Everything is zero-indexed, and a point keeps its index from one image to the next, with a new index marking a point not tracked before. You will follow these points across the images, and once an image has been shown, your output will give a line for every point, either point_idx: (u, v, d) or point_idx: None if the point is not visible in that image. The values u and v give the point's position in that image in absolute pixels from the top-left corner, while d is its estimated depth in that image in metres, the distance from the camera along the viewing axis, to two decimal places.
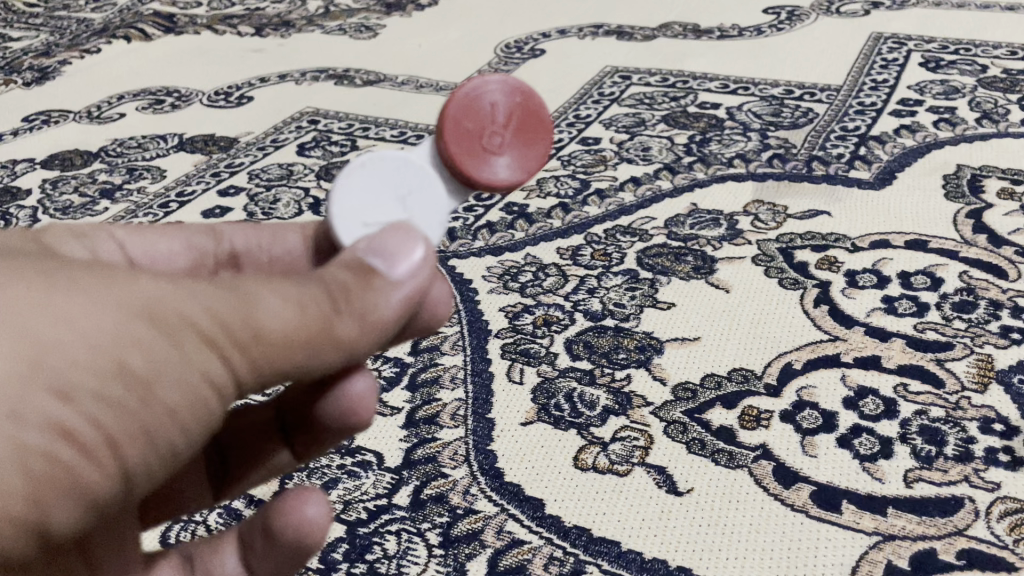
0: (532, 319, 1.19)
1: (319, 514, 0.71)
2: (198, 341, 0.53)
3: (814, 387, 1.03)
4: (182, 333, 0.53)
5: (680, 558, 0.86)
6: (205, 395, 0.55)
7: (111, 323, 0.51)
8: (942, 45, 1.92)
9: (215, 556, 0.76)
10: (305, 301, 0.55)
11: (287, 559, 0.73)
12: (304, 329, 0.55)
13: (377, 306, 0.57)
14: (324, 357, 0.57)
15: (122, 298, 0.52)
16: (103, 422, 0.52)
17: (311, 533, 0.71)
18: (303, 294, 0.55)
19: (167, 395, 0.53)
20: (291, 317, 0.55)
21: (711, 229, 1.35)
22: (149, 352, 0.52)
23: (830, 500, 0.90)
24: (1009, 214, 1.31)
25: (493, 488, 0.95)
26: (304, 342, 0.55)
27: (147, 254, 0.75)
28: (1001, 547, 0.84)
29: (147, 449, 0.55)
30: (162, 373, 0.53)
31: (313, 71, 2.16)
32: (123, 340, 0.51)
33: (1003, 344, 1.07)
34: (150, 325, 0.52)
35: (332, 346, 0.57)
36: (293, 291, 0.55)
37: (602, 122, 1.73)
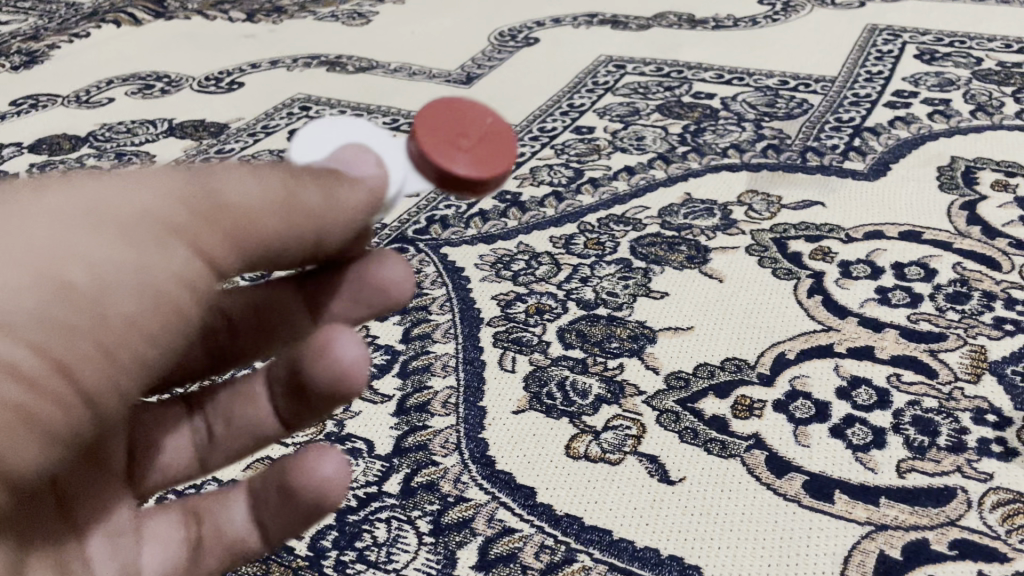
0: (525, 307, 1.18)
1: (336, 469, 0.67)
2: (150, 235, 0.51)
3: (807, 376, 1.03)
4: (130, 227, 0.50)
5: (671, 547, 0.86)
6: (171, 293, 0.53)
7: (46, 237, 0.48)
8: (937, 38, 1.92)
9: (222, 512, 0.71)
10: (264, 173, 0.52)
11: (304, 517, 0.68)
12: (265, 203, 0.52)
13: (344, 195, 0.53)
14: (300, 239, 0.54)
15: (55, 203, 0.50)
16: (60, 343, 0.49)
17: (332, 490, 0.67)
18: (261, 168, 0.52)
19: (126, 299, 0.51)
20: (247, 196, 0.52)
21: (705, 218, 1.34)
22: (94, 260, 0.49)
23: (823, 489, 0.90)
24: (1003, 206, 1.30)
25: (484, 476, 0.95)
26: (266, 217, 0.52)
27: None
28: (994, 538, 0.84)
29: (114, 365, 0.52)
30: (116, 279, 0.50)
31: (305, 57, 2.14)
32: (62, 248, 0.49)
33: (997, 335, 1.07)
34: (96, 229, 0.49)
35: (302, 222, 0.53)
36: (248, 167, 0.52)
37: (596, 111, 1.72)
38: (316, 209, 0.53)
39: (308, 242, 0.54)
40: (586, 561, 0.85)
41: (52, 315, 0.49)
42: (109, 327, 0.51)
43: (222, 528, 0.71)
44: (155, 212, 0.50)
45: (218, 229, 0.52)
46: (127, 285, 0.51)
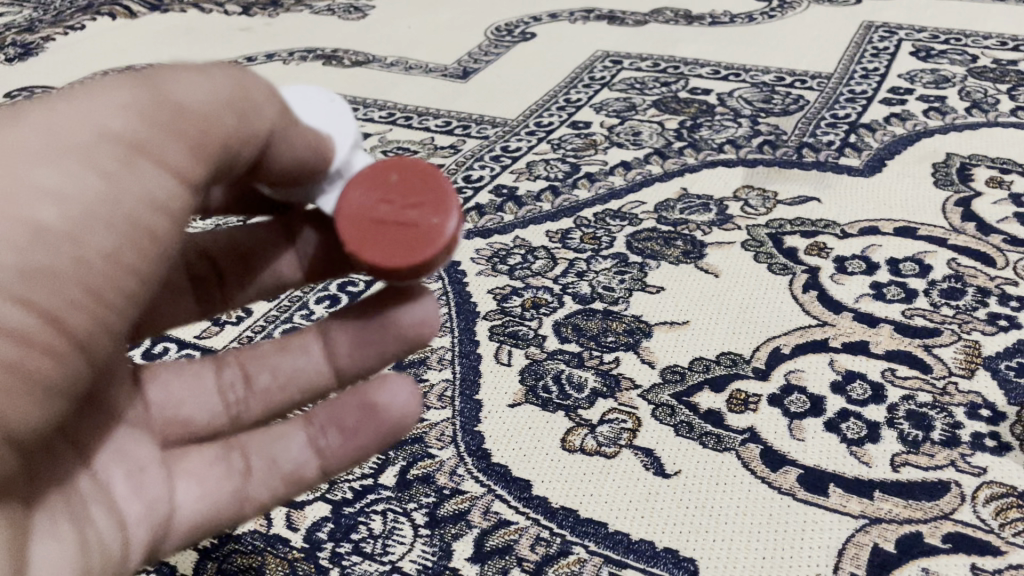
0: (521, 301, 1.19)
1: (405, 399, 0.66)
2: (115, 157, 0.48)
3: (802, 371, 1.03)
4: (97, 147, 0.48)
5: (667, 540, 0.86)
6: (154, 215, 0.51)
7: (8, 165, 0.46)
8: (933, 35, 1.92)
9: (277, 440, 0.66)
10: (213, 86, 0.51)
11: (379, 438, 0.67)
12: (217, 105, 0.50)
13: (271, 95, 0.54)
14: (253, 140, 0.53)
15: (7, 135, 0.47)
16: (56, 271, 0.47)
17: (407, 413, 0.66)
18: (206, 78, 0.51)
19: (106, 223, 0.49)
20: (199, 96, 0.50)
21: (701, 214, 1.34)
22: (66, 180, 0.47)
23: (818, 483, 0.90)
24: (998, 202, 1.31)
25: (480, 469, 0.95)
26: (224, 121, 0.51)
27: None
28: (987, 531, 0.84)
29: (89, 305, 0.49)
30: (93, 204, 0.48)
31: (301, 51, 2.14)
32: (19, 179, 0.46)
33: (991, 331, 1.07)
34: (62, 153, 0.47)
35: (254, 124, 0.52)
36: (190, 76, 0.50)
37: (593, 106, 1.72)
38: (266, 110, 0.53)
39: (262, 146, 0.53)
40: (582, 553, 0.85)
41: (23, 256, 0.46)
42: (101, 264, 0.49)
43: (278, 459, 0.66)
44: (114, 131, 0.48)
45: (179, 139, 0.50)
46: (101, 216, 0.48)
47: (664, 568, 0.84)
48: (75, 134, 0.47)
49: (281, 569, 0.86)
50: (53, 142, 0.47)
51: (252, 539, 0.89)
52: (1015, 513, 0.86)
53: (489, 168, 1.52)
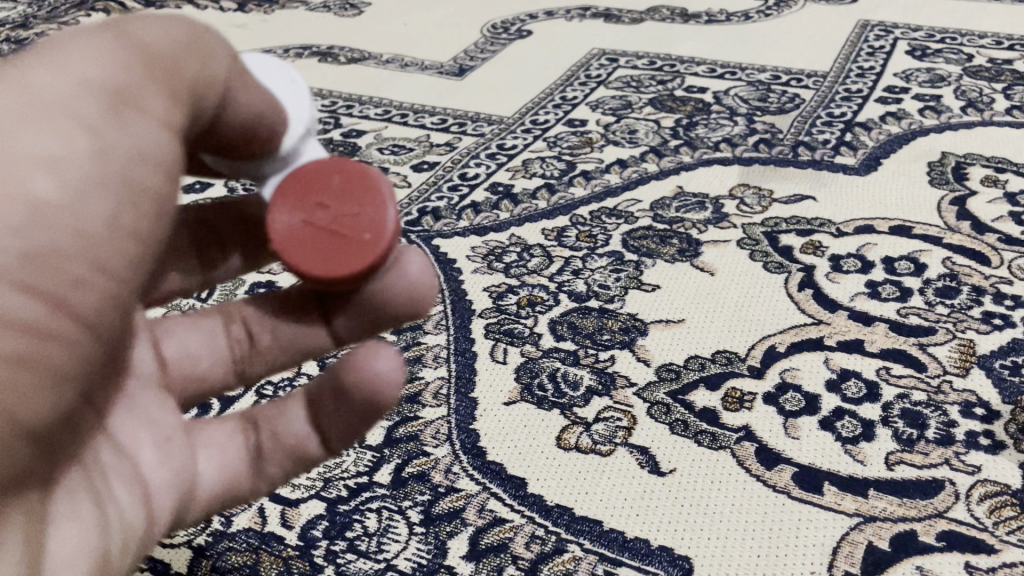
0: (516, 299, 1.18)
1: (393, 367, 0.64)
2: (101, 111, 0.48)
3: (797, 369, 1.03)
4: (79, 98, 0.47)
5: (663, 538, 0.86)
6: (149, 175, 0.50)
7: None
8: (928, 34, 1.93)
9: (280, 415, 0.68)
10: (164, 36, 0.51)
11: (357, 415, 0.65)
12: (180, 48, 0.52)
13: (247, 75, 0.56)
14: (215, 88, 0.54)
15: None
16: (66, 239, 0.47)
17: (385, 386, 0.64)
18: (154, 27, 0.51)
19: (109, 188, 0.48)
20: (162, 40, 0.51)
21: (696, 212, 1.34)
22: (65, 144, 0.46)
23: (813, 481, 0.90)
24: (992, 201, 1.31)
25: (475, 466, 0.95)
26: (191, 63, 0.52)
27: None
28: (981, 529, 0.84)
29: (103, 275, 0.49)
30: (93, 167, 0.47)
31: (296, 48, 2.13)
32: (7, 142, 0.44)
33: (985, 329, 1.07)
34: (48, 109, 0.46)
35: (216, 69, 0.54)
36: (142, 28, 0.51)
37: (589, 104, 1.72)
38: (218, 58, 0.54)
39: (221, 95, 0.55)
40: (577, 551, 0.85)
41: (31, 232, 0.45)
42: (103, 231, 0.48)
43: (281, 433, 0.68)
44: (95, 80, 0.48)
45: (158, 89, 0.50)
46: (101, 174, 0.48)
47: (659, 566, 0.84)
48: (56, 85, 0.46)
49: (275, 567, 0.86)
50: (33, 103, 0.45)
51: (247, 537, 0.88)
52: (1009, 511, 0.86)
53: (485, 165, 1.52)
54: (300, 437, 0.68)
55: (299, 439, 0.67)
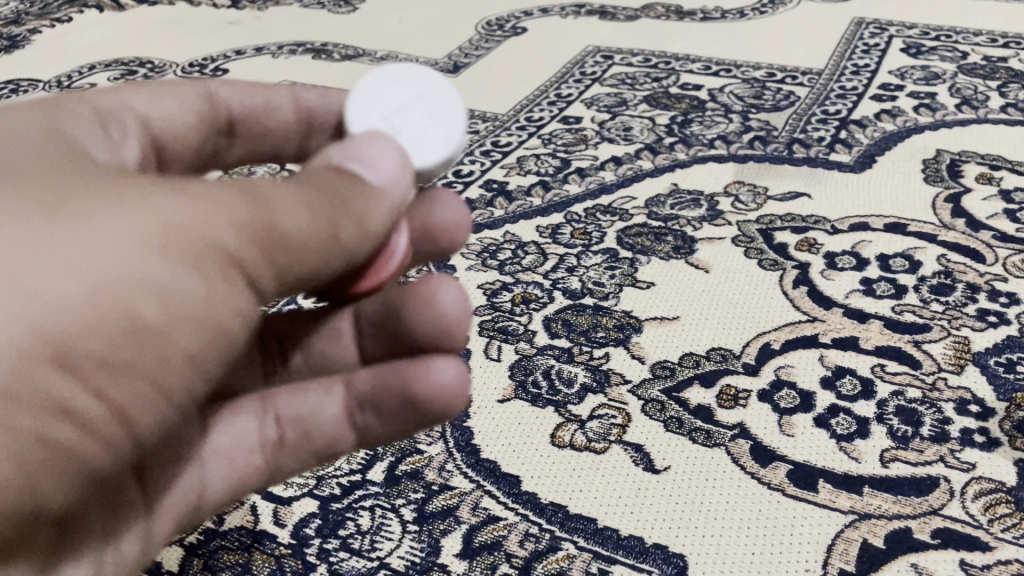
0: (511, 296, 1.18)
1: (454, 374, 0.71)
2: (208, 269, 0.56)
3: (792, 366, 1.03)
4: (197, 253, 0.56)
5: (656, 535, 0.86)
6: (223, 316, 0.59)
7: (127, 251, 0.54)
8: (923, 31, 1.92)
9: (320, 412, 0.75)
10: (314, 202, 0.58)
11: (421, 421, 0.73)
12: (314, 233, 0.58)
13: (368, 212, 0.60)
14: (325, 270, 0.61)
15: (138, 226, 0.54)
16: (120, 381, 0.55)
17: (454, 396, 0.72)
18: (308, 195, 0.59)
19: (182, 334, 0.57)
20: (303, 217, 0.58)
21: (691, 209, 1.34)
22: (163, 299, 0.55)
23: (807, 479, 0.90)
24: (987, 199, 1.31)
25: (469, 464, 0.94)
26: (314, 246, 0.59)
27: (165, 125, 0.77)
28: (976, 527, 0.84)
29: (158, 395, 0.58)
30: (175, 318, 0.56)
31: (290, 45, 2.13)
32: (126, 270, 0.54)
33: (980, 327, 1.07)
34: (172, 245, 0.55)
35: (337, 252, 0.60)
36: (299, 194, 0.58)
37: (584, 101, 1.72)
38: (344, 245, 0.60)
39: (336, 266, 0.61)
40: (571, 549, 0.85)
41: (116, 347, 0.54)
42: (160, 368, 0.57)
43: (328, 419, 0.75)
44: (221, 244, 0.56)
45: (264, 267, 0.58)
46: (178, 318, 0.56)
47: (653, 564, 0.83)
48: (190, 231, 0.55)
49: (267, 565, 0.85)
50: (161, 247, 0.54)
51: (239, 535, 0.88)
52: (1003, 508, 0.86)
53: (480, 162, 1.52)
54: (335, 434, 0.76)
55: (332, 436, 0.76)
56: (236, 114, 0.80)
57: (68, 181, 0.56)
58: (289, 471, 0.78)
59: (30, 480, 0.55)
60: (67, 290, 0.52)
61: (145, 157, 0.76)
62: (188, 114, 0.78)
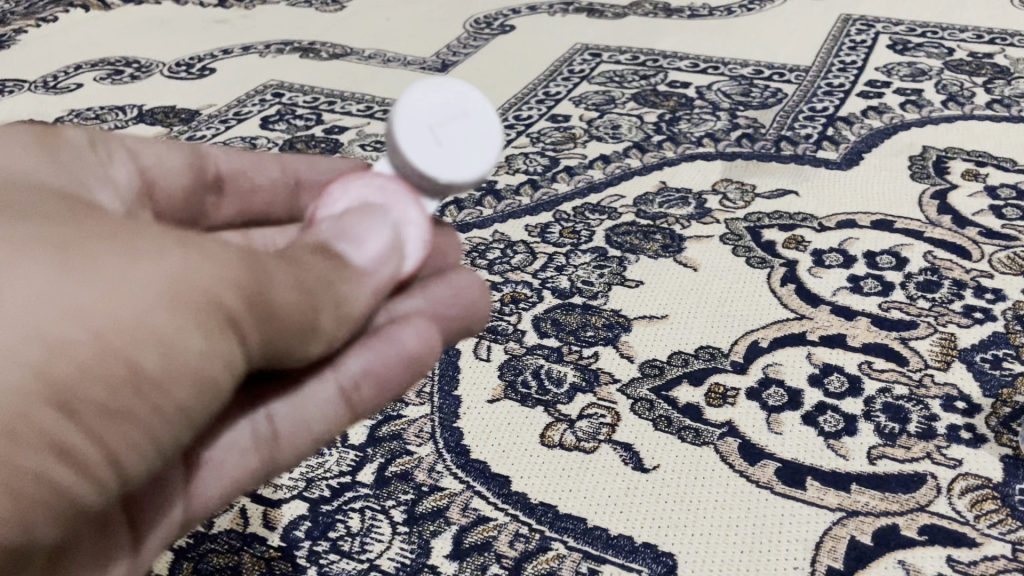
0: (500, 296, 1.19)
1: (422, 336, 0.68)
2: (212, 327, 0.50)
3: (780, 364, 1.04)
4: (202, 311, 0.50)
5: (645, 534, 0.86)
6: (216, 379, 0.52)
7: (129, 303, 0.47)
8: (909, 28, 1.93)
9: (303, 404, 0.67)
10: (306, 279, 0.54)
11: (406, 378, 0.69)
12: (304, 313, 0.54)
13: (358, 298, 0.58)
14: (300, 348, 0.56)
15: (145, 273, 0.48)
16: (104, 439, 0.48)
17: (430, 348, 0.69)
18: (302, 272, 0.54)
19: (177, 396, 0.50)
20: (298, 297, 0.53)
21: (680, 208, 1.34)
22: (164, 352, 0.49)
23: (795, 476, 0.90)
24: (973, 195, 1.32)
25: (459, 465, 0.95)
26: (300, 326, 0.54)
27: (157, 164, 0.73)
28: (963, 523, 0.84)
29: (150, 452, 0.51)
30: (175, 376, 0.49)
31: (278, 43, 2.12)
32: (127, 320, 0.47)
33: (966, 323, 1.07)
34: (177, 303, 0.49)
35: (318, 333, 0.56)
36: (300, 271, 0.54)
37: (572, 99, 1.72)
38: (327, 322, 0.56)
39: (318, 342, 0.57)
40: (561, 549, 0.85)
41: (119, 397, 0.47)
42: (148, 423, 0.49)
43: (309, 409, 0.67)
44: (223, 306, 0.50)
45: (259, 335, 0.53)
46: (179, 378, 0.50)
47: (643, 563, 0.83)
48: (197, 286, 0.50)
49: (257, 568, 0.85)
50: (169, 300, 0.49)
51: (229, 539, 0.88)
52: (990, 504, 0.86)
53: None
54: (328, 419, 0.68)
55: (303, 417, 0.68)
56: (223, 171, 0.78)
57: (72, 225, 0.50)
58: (285, 464, 0.70)
59: (14, 514, 0.48)
60: (69, 333, 0.46)
61: (128, 189, 0.71)
62: (179, 157, 0.75)
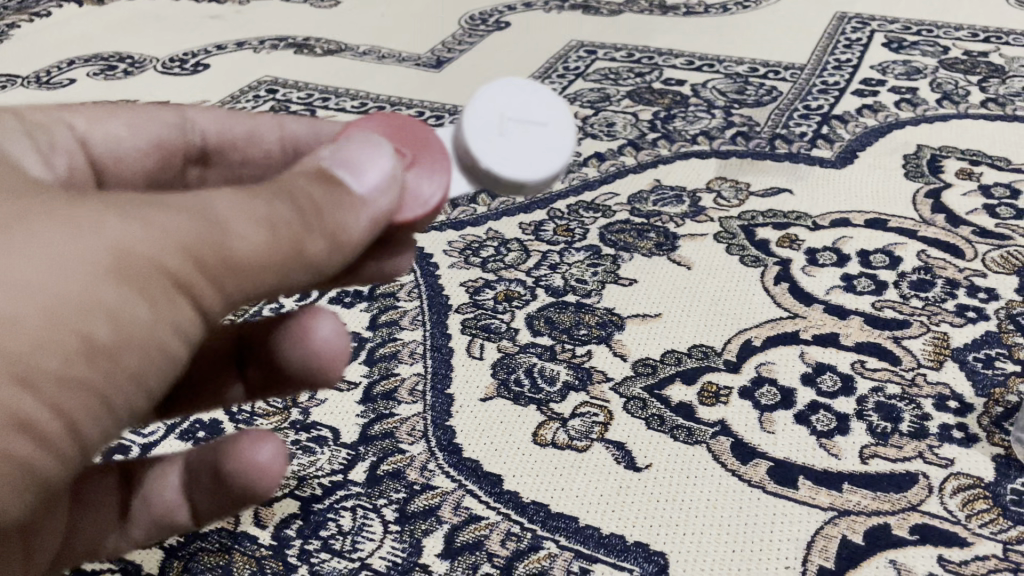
0: (493, 294, 1.20)
1: (271, 455, 0.75)
2: (166, 287, 0.52)
3: (773, 363, 1.04)
4: (151, 275, 0.51)
5: (637, 534, 0.86)
6: (176, 334, 0.54)
7: (79, 277, 0.49)
8: (904, 26, 1.93)
9: (157, 480, 0.79)
10: (274, 218, 0.54)
11: (238, 497, 0.76)
12: (276, 252, 0.54)
13: (347, 226, 0.57)
14: (276, 288, 0.56)
15: (86, 243, 0.49)
16: (64, 410, 0.50)
17: (265, 474, 0.75)
18: (269, 211, 0.54)
19: (134, 359, 0.52)
20: (264, 240, 0.53)
21: (674, 206, 1.35)
22: (118, 319, 0.50)
23: (787, 475, 0.90)
24: (967, 193, 1.32)
25: (451, 464, 0.94)
26: (273, 267, 0.55)
27: (109, 148, 0.76)
28: (954, 522, 0.84)
29: (109, 417, 0.53)
30: (132, 339, 0.51)
31: (273, 39, 2.11)
32: (80, 294, 0.49)
33: (959, 322, 1.07)
34: (124, 269, 0.50)
35: (299, 266, 0.56)
36: (264, 210, 0.54)
37: (567, 96, 1.72)
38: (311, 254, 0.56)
39: (301, 277, 0.57)
40: (552, 548, 0.85)
41: (73, 368, 0.49)
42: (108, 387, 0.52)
43: (157, 491, 0.79)
44: (175, 267, 0.52)
45: (222, 283, 0.54)
46: (138, 337, 0.52)
47: (634, 563, 0.83)
48: (147, 248, 0.51)
49: (248, 566, 0.85)
50: (118, 268, 0.50)
51: (220, 537, 0.88)
52: (981, 504, 0.86)
53: None
54: (173, 506, 0.79)
55: (168, 506, 0.79)
56: (210, 143, 0.80)
57: (17, 199, 0.51)
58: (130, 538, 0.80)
59: None
60: (17, 308, 0.48)
61: (77, 175, 0.74)
62: (140, 139, 0.78)
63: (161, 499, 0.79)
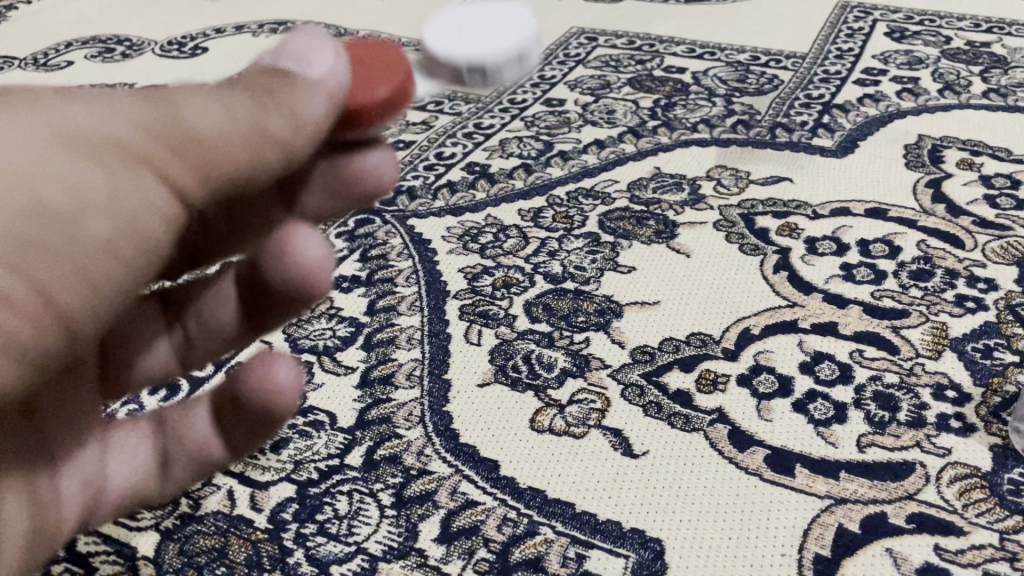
0: (492, 280, 1.20)
1: (292, 376, 0.73)
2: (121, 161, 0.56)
3: (771, 351, 1.04)
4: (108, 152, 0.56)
5: (634, 520, 0.86)
6: (141, 217, 0.58)
7: (39, 151, 0.53)
8: (907, 16, 1.92)
9: (184, 419, 0.78)
10: (230, 102, 0.60)
11: (260, 423, 0.75)
12: (235, 128, 0.60)
13: (303, 105, 0.61)
14: (236, 168, 0.62)
15: (44, 123, 0.54)
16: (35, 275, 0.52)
17: (284, 396, 0.73)
18: (225, 97, 0.60)
19: (99, 227, 0.55)
20: (220, 116, 0.60)
21: (674, 193, 1.34)
22: (78, 184, 0.54)
23: (784, 463, 0.90)
24: (968, 183, 1.31)
25: (448, 449, 0.94)
26: (232, 143, 0.60)
27: None
28: (951, 511, 0.84)
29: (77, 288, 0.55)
30: (91, 206, 0.55)
31: (271, 23, 2.10)
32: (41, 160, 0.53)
33: (958, 312, 1.07)
34: (79, 147, 0.55)
35: (263, 146, 0.62)
36: (220, 96, 0.60)
37: (568, 83, 1.71)
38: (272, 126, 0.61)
39: (263, 157, 0.62)
40: (548, 534, 0.85)
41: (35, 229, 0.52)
42: (72, 252, 0.54)
43: (185, 431, 0.78)
44: (130, 144, 0.57)
45: (180, 160, 0.59)
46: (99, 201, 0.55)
47: (631, 549, 0.83)
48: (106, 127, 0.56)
49: (243, 550, 0.85)
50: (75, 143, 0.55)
51: (216, 521, 0.87)
52: (979, 493, 0.85)
53: (462, 145, 1.54)
54: (203, 444, 0.78)
55: (201, 445, 0.78)
56: None
57: None
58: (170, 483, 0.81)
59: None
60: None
61: None
62: None
63: (190, 438, 0.78)
